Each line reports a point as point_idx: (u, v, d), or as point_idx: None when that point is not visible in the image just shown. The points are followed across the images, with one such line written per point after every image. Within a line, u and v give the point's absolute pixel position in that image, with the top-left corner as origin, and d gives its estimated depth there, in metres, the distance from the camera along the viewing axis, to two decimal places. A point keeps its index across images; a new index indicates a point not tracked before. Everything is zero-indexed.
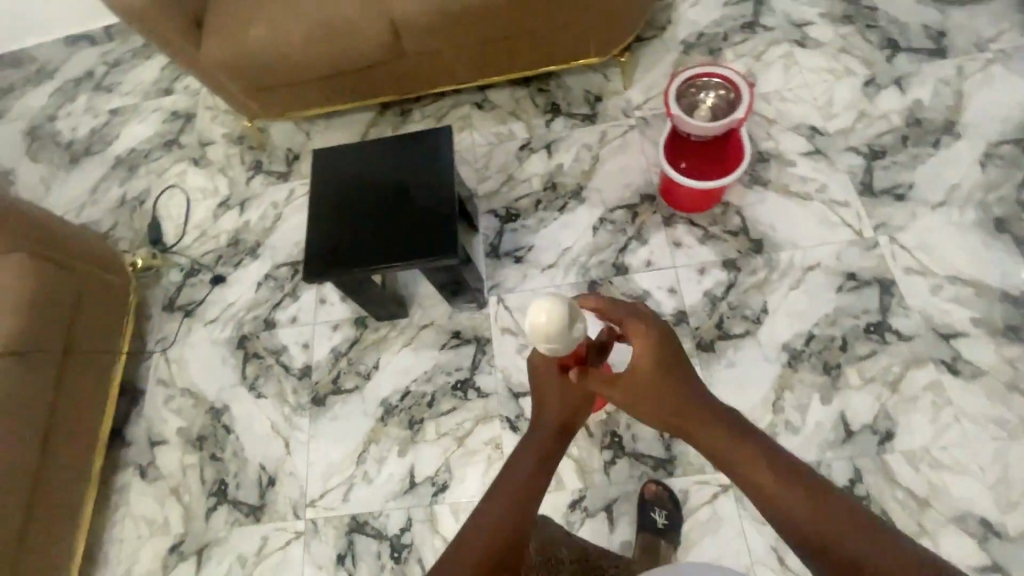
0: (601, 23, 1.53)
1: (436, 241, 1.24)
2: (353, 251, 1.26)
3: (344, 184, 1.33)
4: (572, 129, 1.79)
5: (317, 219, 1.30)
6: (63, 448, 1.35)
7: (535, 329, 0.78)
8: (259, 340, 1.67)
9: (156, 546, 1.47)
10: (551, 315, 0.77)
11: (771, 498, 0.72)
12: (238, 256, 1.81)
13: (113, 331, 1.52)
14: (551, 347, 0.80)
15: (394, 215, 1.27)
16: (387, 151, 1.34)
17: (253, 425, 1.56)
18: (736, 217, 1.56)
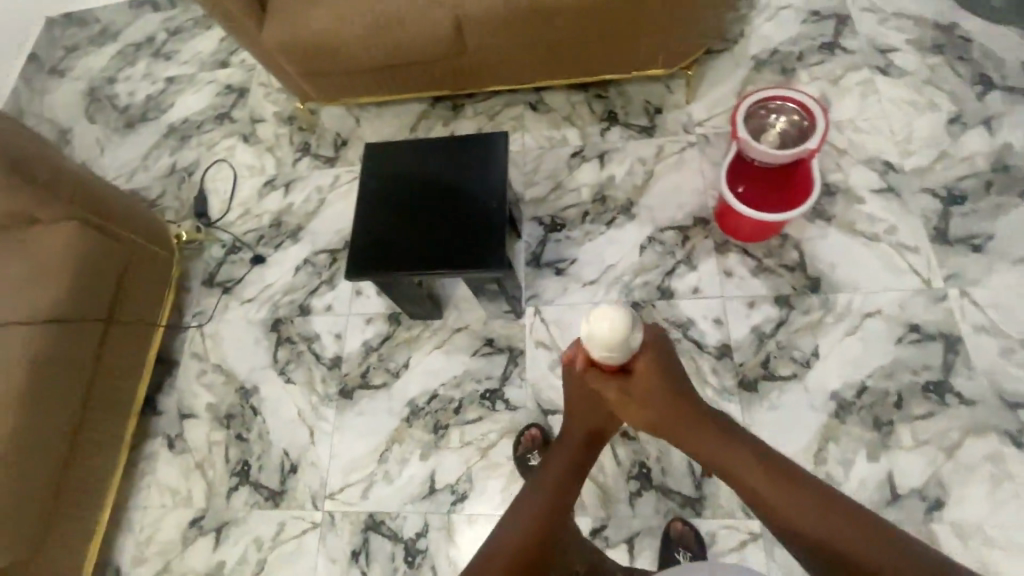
0: (674, 33, 1.45)
1: (483, 251, 1.20)
2: (396, 252, 1.23)
3: (393, 180, 1.29)
4: (628, 141, 1.72)
5: (362, 214, 1.27)
6: (97, 418, 1.37)
7: (597, 336, 0.71)
8: (293, 325, 1.67)
9: (178, 517, 1.50)
10: (616, 325, 0.70)
11: (784, 514, 0.77)
12: (279, 238, 1.82)
13: (154, 303, 1.52)
14: (609, 356, 0.73)
15: (442, 219, 1.24)
16: (440, 152, 1.30)
17: (280, 409, 1.57)
18: (794, 251, 1.48)
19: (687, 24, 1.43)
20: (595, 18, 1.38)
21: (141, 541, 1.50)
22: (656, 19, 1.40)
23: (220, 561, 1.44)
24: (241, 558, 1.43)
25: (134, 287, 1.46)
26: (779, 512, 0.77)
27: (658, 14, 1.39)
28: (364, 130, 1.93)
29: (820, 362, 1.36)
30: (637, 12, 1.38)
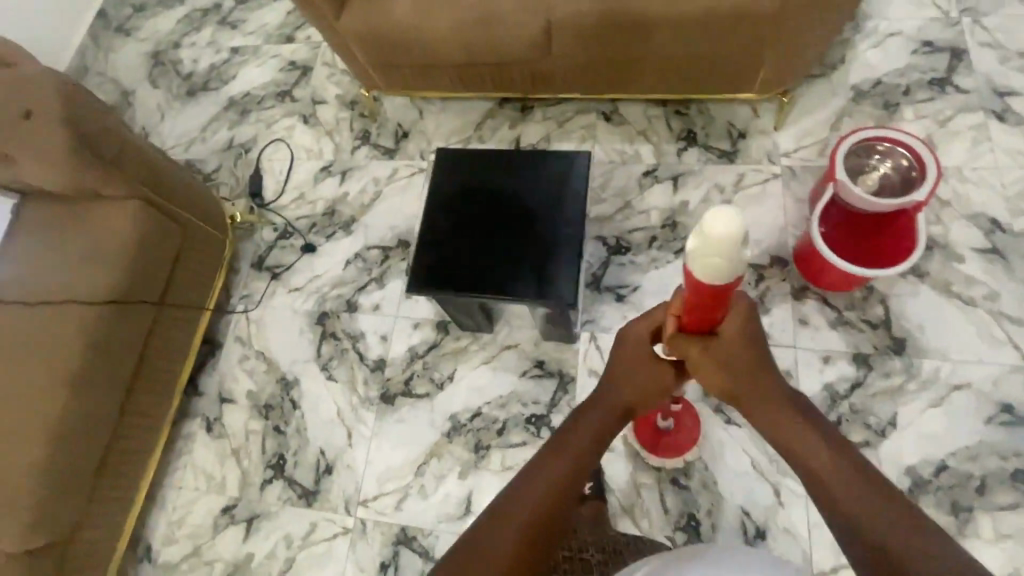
0: (778, 58, 1.33)
1: (553, 281, 1.13)
2: (459, 270, 1.16)
3: (462, 192, 1.22)
4: (706, 165, 1.62)
5: (427, 224, 1.21)
6: (144, 400, 1.35)
7: (705, 239, 0.57)
8: (339, 321, 1.64)
9: (211, 502, 1.51)
10: (735, 229, 0.55)
11: (865, 525, 0.65)
12: (332, 228, 1.77)
13: (205, 286, 1.49)
14: (714, 266, 0.59)
15: (511, 241, 1.17)
16: (516, 166, 1.23)
17: (320, 407, 1.55)
18: (879, 306, 1.37)
19: (796, 50, 1.31)
20: (696, 34, 1.28)
21: (172, 521, 1.51)
22: (763, 42, 1.29)
23: (248, 553, 1.44)
24: (270, 553, 1.43)
25: (188, 269, 1.43)
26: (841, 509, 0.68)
27: (766, 37, 1.28)
28: (426, 123, 1.85)
29: (896, 432, 1.27)
30: (744, 32, 1.27)
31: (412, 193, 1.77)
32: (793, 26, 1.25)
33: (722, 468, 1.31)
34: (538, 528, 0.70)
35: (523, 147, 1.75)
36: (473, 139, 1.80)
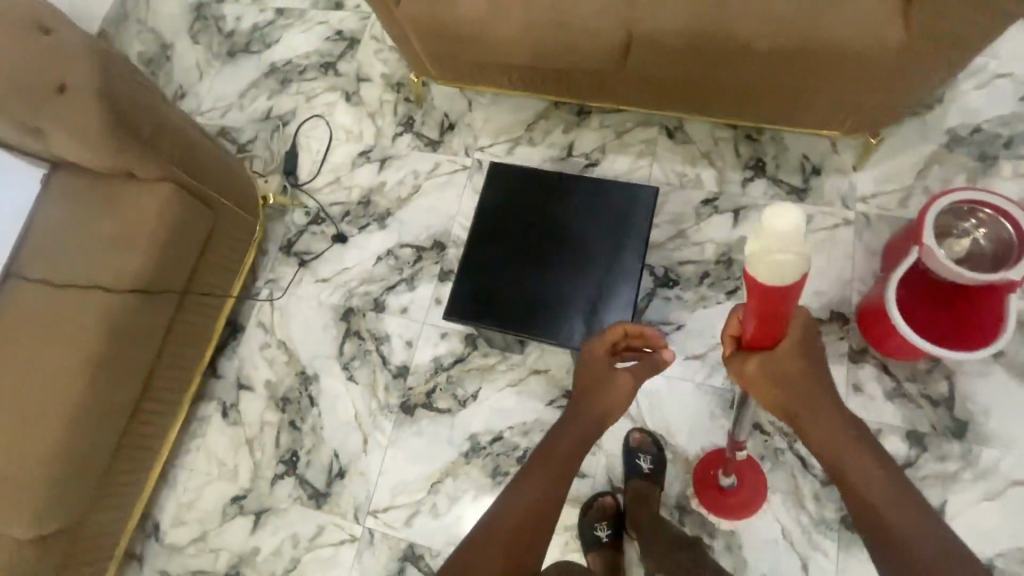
0: (873, 102, 1.21)
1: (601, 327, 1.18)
2: (507, 301, 1.23)
3: (516, 218, 1.29)
4: (772, 200, 1.49)
5: (478, 248, 1.28)
6: (163, 386, 1.32)
7: (764, 235, 0.61)
8: (365, 319, 1.58)
9: (221, 489, 1.50)
10: (793, 224, 0.59)
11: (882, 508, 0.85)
12: (365, 218, 1.70)
13: (232, 273, 1.44)
14: (777, 261, 0.62)
15: (565, 282, 1.22)
16: (576, 203, 1.26)
17: (337, 407, 1.51)
18: (944, 382, 1.27)
19: (894, 96, 1.19)
20: (787, 66, 1.15)
21: (182, 503, 1.51)
22: (857, 85, 1.17)
23: (254, 546, 1.43)
24: (276, 549, 1.42)
25: (216, 254, 1.38)
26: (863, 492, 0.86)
27: (863, 80, 1.15)
28: (475, 116, 1.74)
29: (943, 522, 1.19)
30: (839, 72, 1.14)
31: (451, 192, 1.68)
32: (900, 71, 1.12)
33: (750, 534, 1.24)
34: (531, 514, 0.93)
35: (575, 155, 1.64)
36: (522, 140, 1.68)
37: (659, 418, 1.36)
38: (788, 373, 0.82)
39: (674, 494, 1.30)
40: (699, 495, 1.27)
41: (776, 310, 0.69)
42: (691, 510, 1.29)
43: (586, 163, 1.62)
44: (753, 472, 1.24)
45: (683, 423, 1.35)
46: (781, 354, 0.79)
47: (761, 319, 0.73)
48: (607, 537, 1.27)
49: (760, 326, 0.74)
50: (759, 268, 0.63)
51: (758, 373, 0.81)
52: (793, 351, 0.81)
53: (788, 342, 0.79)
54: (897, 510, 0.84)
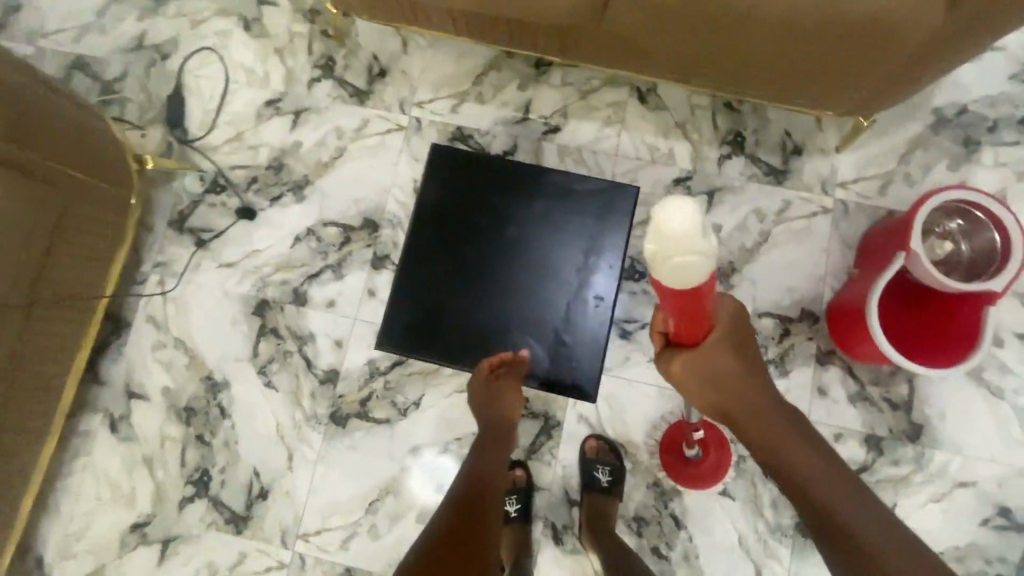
0: (848, 90, 1.10)
1: (558, 365, 1.26)
2: (469, 326, 1.29)
3: (486, 233, 1.33)
4: (750, 182, 1.34)
5: (442, 262, 1.33)
6: (22, 410, 1.11)
7: (659, 237, 0.52)
8: (283, 314, 1.34)
9: (116, 516, 1.28)
10: (691, 228, 0.50)
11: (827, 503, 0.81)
12: (278, 188, 1.40)
13: (98, 272, 1.21)
14: (683, 267, 0.53)
15: (531, 312, 1.29)
16: (552, 188, 1.34)
17: (254, 418, 1.30)
18: (905, 386, 1.24)
19: (871, 87, 1.09)
20: (772, 44, 0.99)
21: (68, 533, 1.28)
22: (852, 70, 1.03)
23: None
24: None
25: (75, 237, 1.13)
26: (809, 490, 0.83)
27: (839, 70, 1.04)
28: (411, 61, 1.43)
29: None
30: (823, 58, 1.01)
31: (384, 158, 1.40)
32: (914, 56, 0.97)
33: (707, 543, 1.20)
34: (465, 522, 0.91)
35: (533, 118, 1.39)
36: (470, 96, 1.40)
37: (620, 425, 1.25)
38: (719, 371, 0.82)
39: (633, 506, 1.22)
40: (665, 458, 1.21)
41: (696, 307, 0.64)
42: (650, 521, 1.22)
43: (545, 129, 1.38)
44: (724, 441, 1.19)
45: (649, 433, 1.24)
46: (709, 354, 0.80)
47: (682, 317, 0.68)
48: (515, 512, 1.20)
49: (685, 323, 0.71)
50: (660, 275, 0.53)
51: (688, 370, 0.82)
52: (724, 348, 0.81)
53: (716, 340, 0.79)
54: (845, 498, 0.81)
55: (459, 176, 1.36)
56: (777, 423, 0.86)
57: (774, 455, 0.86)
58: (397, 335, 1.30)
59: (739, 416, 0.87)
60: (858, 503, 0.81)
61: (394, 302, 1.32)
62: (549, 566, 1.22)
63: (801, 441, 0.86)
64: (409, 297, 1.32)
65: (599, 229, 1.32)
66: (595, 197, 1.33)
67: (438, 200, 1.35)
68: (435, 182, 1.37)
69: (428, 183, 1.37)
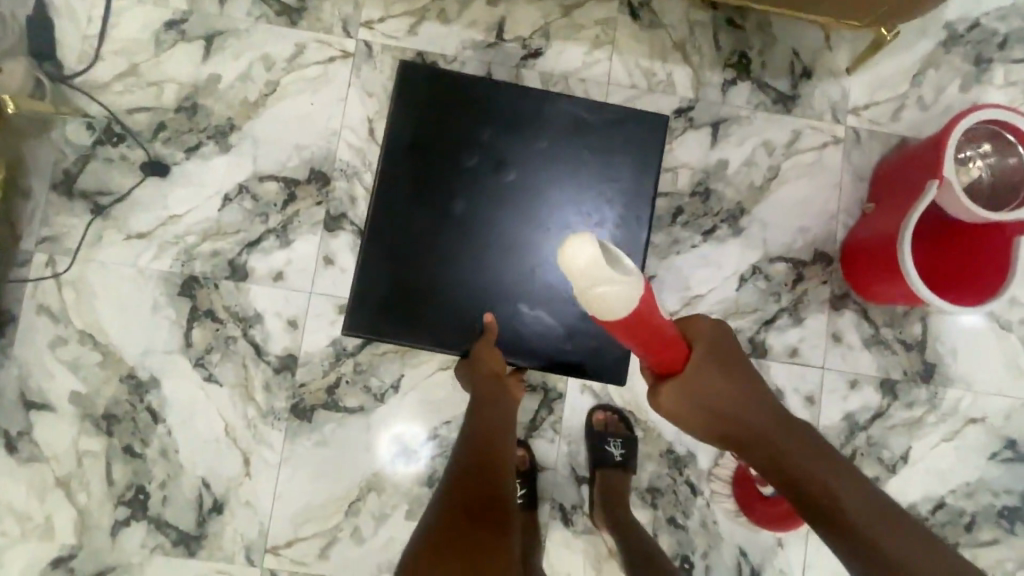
0: None
1: (574, 341, 1.06)
2: (463, 295, 1.05)
3: (475, 180, 1.06)
4: (756, 110, 1.20)
5: (422, 221, 1.06)
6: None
7: (572, 278, 0.48)
8: (219, 292, 1.09)
9: (30, 553, 1.04)
10: (596, 258, 0.46)
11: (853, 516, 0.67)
12: (194, 135, 1.11)
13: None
14: (610, 296, 0.48)
15: (539, 277, 1.05)
16: (556, 118, 1.09)
17: (196, 419, 1.07)
18: (918, 324, 1.18)
19: None
20: None
21: None
22: None
23: None
24: None
25: None
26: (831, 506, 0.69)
27: None
28: None
29: (906, 467, 1.16)
30: None
31: (329, 93, 1.14)
32: None
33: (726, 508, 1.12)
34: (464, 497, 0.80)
35: (508, 40, 1.17)
36: (431, 14, 1.16)
37: (629, 390, 1.13)
38: (709, 394, 0.71)
39: (646, 477, 1.12)
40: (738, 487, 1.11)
41: (655, 329, 0.59)
42: (664, 491, 1.12)
43: (524, 54, 1.17)
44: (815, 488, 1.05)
45: (718, 461, 1.12)
46: (697, 377, 0.70)
47: (646, 346, 0.62)
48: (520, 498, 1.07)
49: (660, 353, 0.66)
50: (594, 312, 0.49)
51: (673, 399, 0.71)
52: (715, 366, 0.72)
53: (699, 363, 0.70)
54: (864, 502, 0.68)
55: (439, 108, 1.08)
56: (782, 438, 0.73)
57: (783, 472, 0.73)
58: (372, 312, 1.05)
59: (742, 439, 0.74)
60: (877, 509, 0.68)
61: (366, 271, 1.04)
62: (558, 551, 1.10)
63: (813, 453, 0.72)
64: (384, 262, 1.05)
65: (614, 175, 1.09)
66: (612, 136, 1.08)
67: (412, 137, 1.07)
68: (405, 113, 1.07)
69: (400, 115, 1.07)
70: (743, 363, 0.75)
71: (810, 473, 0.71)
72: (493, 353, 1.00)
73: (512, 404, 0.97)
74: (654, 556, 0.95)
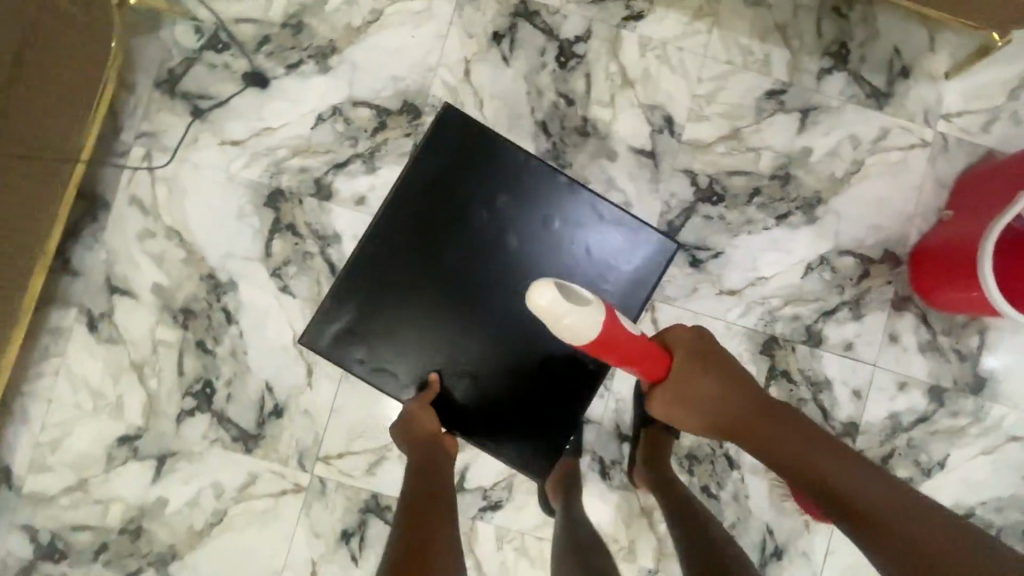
0: None
1: (511, 425, 1.09)
2: (435, 347, 1.09)
3: (471, 242, 1.09)
4: (849, 103, 1.19)
5: (415, 265, 1.09)
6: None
7: (543, 315, 0.70)
8: (302, 208, 1.13)
9: (100, 428, 1.10)
10: (554, 299, 0.69)
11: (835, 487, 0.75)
12: (296, 52, 1.14)
13: (65, 126, 0.95)
14: (574, 323, 0.71)
15: (507, 351, 1.09)
16: (565, 208, 1.12)
17: (266, 326, 1.12)
18: (975, 337, 1.19)
19: None
20: None
21: (40, 444, 1.09)
22: None
23: (160, 497, 1.10)
24: (191, 501, 1.10)
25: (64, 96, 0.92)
26: (814, 481, 0.78)
27: None
28: None
29: (940, 473, 1.18)
30: None
31: (431, 29, 1.15)
32: None
33: (758, 485, 1.15)
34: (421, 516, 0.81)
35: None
36: None
37: None
38: (692, 391, 0.90)
39: (686, 444, 1.15)
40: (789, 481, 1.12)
41: (622, 341, 0.79)
42: (702, 461, 1.15)
43: (626, 15, 1.17)
44: None
45: None
46: (676, 379, 0.90)
47: (620, 357, 0.82)
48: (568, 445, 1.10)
49: (633, 362, 0.85)
50: (565, 336, 0.72)
51: (665, 403, 0.92)
52: (690, 367, 0.90)
53: (675, 366, 0.90)
54: (848, 477, 0.75)
55: (463, 165, 1.10)
56: (763, 425, 0.85)
57: (773, 455, 0.83)
58: (346, 329, 1.09)
59: (736, 431, 0.88)
60: (866, 480, 0.74)
61: (339, 307, 1.09)
62: (592, 502, 1.14)
63: (792, 432, 0.83)
64: (360, 292, 1.08)
65: (601, 278, 1.12)
66: (614, 238, 1.12)
67: (431, 185, 1.10)
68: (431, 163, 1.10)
69: (426, 164, 1.10)
70: (727, 361, 0.92)
71: (795, 453, 0.81)
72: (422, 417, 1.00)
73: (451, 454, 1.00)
74: (697, 510, 0.94)
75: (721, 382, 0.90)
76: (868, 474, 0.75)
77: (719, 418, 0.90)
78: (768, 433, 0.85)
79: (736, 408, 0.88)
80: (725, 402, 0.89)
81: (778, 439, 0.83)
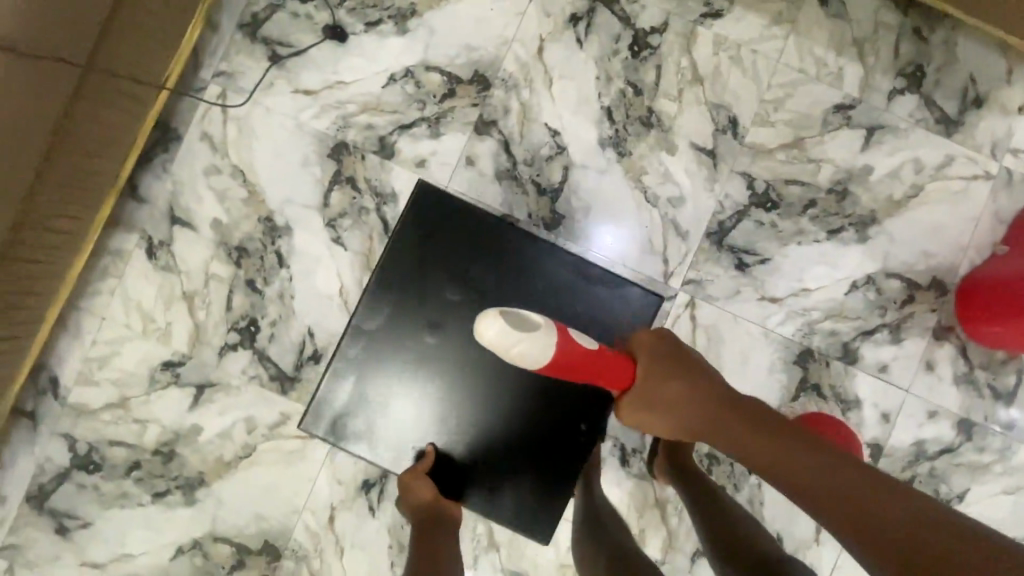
0: None
1: (516, 486, 1.13)
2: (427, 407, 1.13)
3: (470, 306, 1.13)
4: (917, 126, 1.18)
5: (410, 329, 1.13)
6: (73, 205, 0.91)
7: (495, 347, 0.76)
8: (363, 165, 1.15)
9: (146, 351, 1.14)
10: (501, 330, 0.74)
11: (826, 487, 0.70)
12: (377, 11, 1.16)
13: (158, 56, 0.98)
14: (523, 351, 0.75)
15: (498, 416, 1.13)
16: (552, 270, 1.14)
17: (315, 274, 1.15)
18: (1013, 376, 1.18)
19: None
20: None
21: (89, 359, 1.14)
22: None
23: (196, 424, 1.14)
24: (224, 433, 1.14)
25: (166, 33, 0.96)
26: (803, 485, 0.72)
27: None
28: None
29: (959, 506, 1.17)
30: None
31: (511, 4, 1.17)
32: None
33: (773, 492, 1.17)
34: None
35: None
36: None
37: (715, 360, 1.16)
38: (666, 397, 0.87)
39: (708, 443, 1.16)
40: None
41: (582, 364, 0.82)
42: (722, 461, 1.16)
43: (705, 11, 1.18)
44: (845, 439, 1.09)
45: None
46: (647, 385, 0.88)
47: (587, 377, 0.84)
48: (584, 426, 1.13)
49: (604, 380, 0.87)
50: (519, 363, 0.76)
51: (636, 408, 0.89)
52: (662, 372, 0.88)
53: (644, 373, 0.88)
54: (839, 475, 0.70)
55: (444, 237, 1.14)
56: (745, 427, 0.81)
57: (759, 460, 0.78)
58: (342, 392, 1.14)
59: (717, 435, 0.83)
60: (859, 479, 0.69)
61: (338, 380, 1.13)
62: (609, 487, 1.16)
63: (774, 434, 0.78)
64: (354, 362, 1.13)
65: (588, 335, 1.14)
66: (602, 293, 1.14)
67: (413, 257, 1.13)
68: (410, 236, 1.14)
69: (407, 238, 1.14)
70: (703, 365, 0.89)
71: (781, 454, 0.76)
72: (415, 485, 1.04)
73: (454, 516, 1.01)
74: (718, 497, 0.98)
75: (697, 386, 0.86)
76: (859, 472, 0.70)
77: (699, 425, 0.85)
78: (750, 437, 0.80)
79: (716, 412, 0.84)
80: (703, 406, 0.85)
81: (757, 437, 0.80)
